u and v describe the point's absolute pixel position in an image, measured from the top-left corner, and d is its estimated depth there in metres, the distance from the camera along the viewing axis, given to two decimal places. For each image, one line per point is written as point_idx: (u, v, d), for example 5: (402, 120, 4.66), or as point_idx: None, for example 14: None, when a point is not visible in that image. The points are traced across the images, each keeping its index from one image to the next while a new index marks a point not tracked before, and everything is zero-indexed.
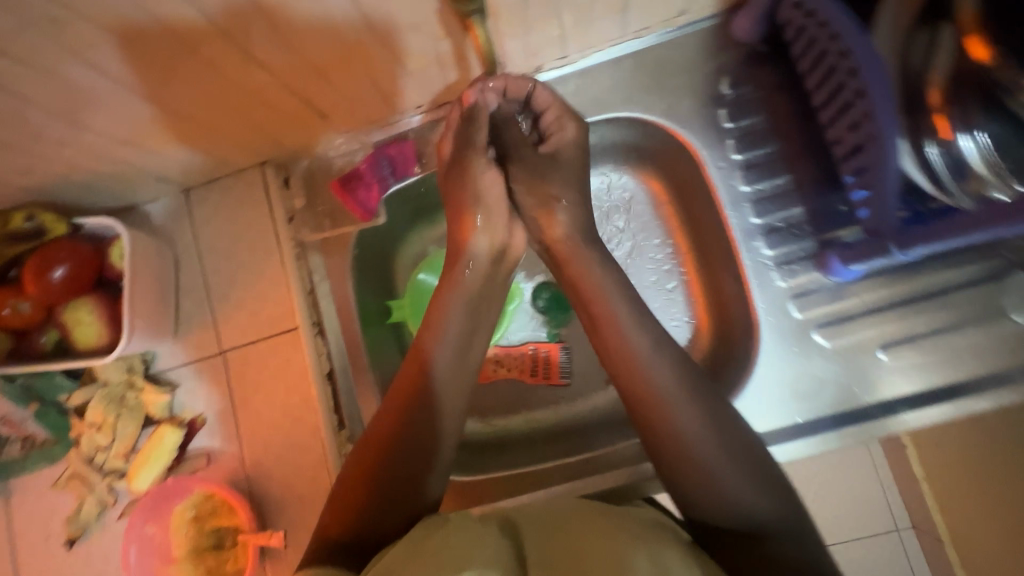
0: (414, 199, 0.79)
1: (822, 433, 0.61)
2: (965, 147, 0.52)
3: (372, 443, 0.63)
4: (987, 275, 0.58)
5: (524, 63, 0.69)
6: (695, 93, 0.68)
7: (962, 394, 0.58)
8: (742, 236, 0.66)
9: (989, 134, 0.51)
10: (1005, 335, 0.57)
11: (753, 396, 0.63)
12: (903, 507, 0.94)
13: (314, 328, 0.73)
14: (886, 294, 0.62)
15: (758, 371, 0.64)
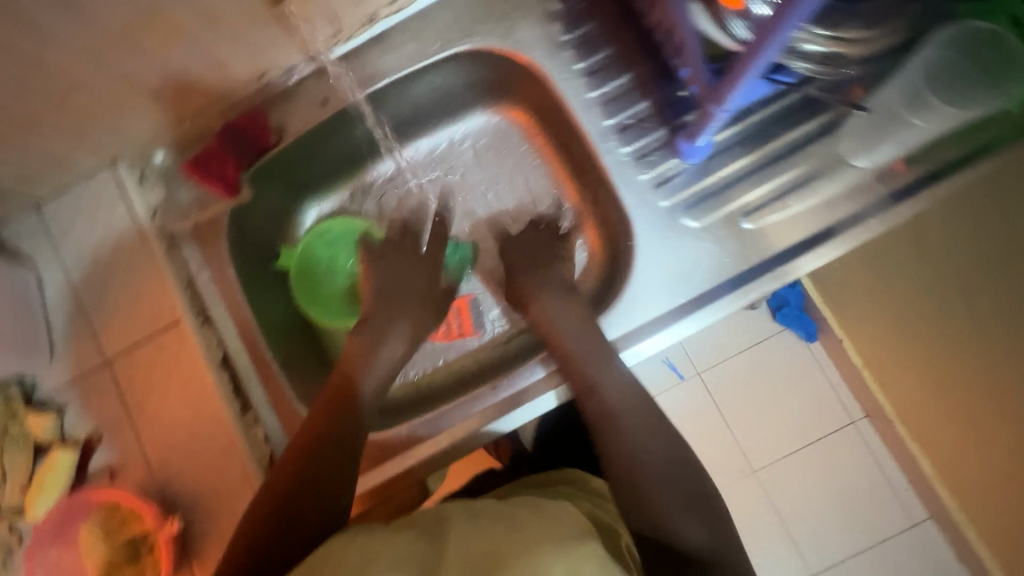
0: (283, 171, 0.74)
1: (713, 305, 0.64)
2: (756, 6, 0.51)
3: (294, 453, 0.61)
4: (826, 128, 0.65)
5: (357, 11, 0.68)
6: (530, 16, 0.71)
7: (826, 239, 0.63)
8: (598, 140, 0.70)
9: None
10: (852, 177, 0.63)
11: (641, 282, 0.66)
12: (854, 401, 1.28)
13: (198, 317, 0.69)
14: (747, 163, 0.66)
15: (640, 261, 0.66)
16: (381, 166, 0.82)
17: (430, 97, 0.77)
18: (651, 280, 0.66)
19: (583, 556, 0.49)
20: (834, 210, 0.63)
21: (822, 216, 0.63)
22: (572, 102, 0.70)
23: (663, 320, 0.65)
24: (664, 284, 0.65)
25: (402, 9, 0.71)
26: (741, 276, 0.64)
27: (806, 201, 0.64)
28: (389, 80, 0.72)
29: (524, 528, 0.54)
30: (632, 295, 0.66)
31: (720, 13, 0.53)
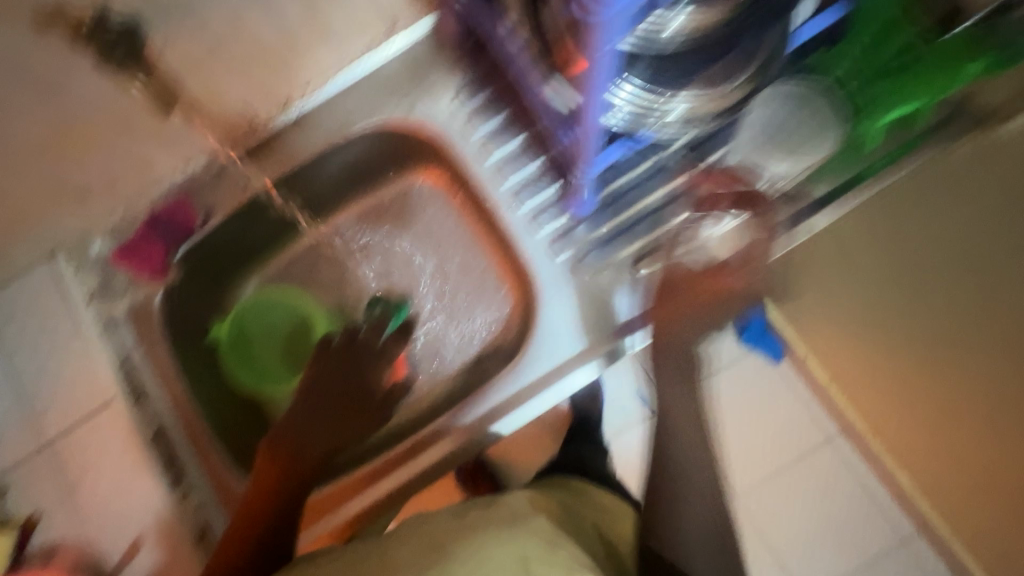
0: (212, 252, 0.79)
1: (617, 339, 0.72)
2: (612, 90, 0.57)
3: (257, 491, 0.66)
4: None
5: (268, 99, 0.73)
6: (432, 89, 0.77)
7: None
8: (500, 199, 0.76)
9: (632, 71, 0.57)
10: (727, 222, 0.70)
11: (552, 323, 0.74)
12: None
13: (132, 395, 0.73)
14: None
15: (547, 305, 0.74)
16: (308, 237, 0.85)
17: (355, 167, 0.82)
18: (558, 321, 0.74)
19: (524, 545, 0.57)
20: (729, 246, 0.68)
21: (718, 254, 0.68)
22: (474, 167, 0.77)
23: (571, 361, 0.73)
24: (576, 323, 0.70)
25: (312, 94, 0.75)
26: (636, 313, 0.71)
27: (698, 243, 0.68)
28: (310, 157, 0.78)
29: (471, 519, 0.62)
30: (544, 333, 0.74)
31: None
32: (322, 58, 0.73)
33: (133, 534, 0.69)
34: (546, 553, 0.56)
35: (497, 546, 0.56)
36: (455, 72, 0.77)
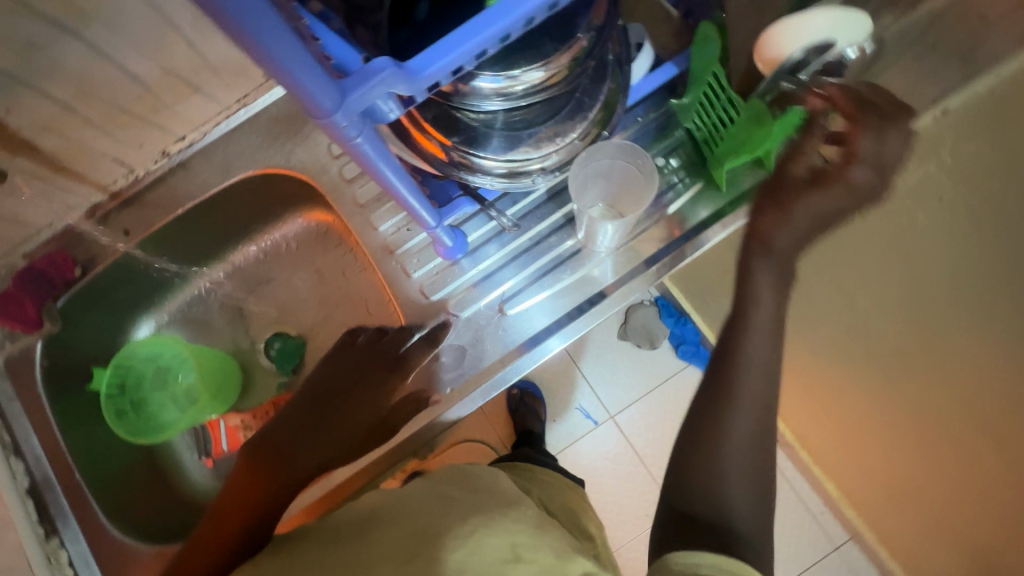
0: (97, 300, 0.80)
1: (488, 382, 0.72)
2: (453, 150, 0.61)
3: (233, 506, 0.59)
4: (566, 219, 0.73)
5: (145, 151, 0.75)
6: (308, 134, 0.79)
7: (574, 318, 0.72)
8: (373, 244, 0.76)
9: (465, 138, 0.61)
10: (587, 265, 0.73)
11: (427, 365, 0.73)
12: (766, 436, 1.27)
13: (5, 450, 0.72)
14: (503, 255, 0.73)
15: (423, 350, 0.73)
16: (203, 279, 0.89)
17: (244, 208, 0.84)
18: (432, 366, 0.73)
19: (516, 532, 0.52)
20: (610, 275, 0.72)
21: (597, 282, 0.72)
22: (352, 208, 0.78)
23: (444, 401, 0.71)
24: (449, 361, 0.72)
25: (194, 142, 0.78)
26: (509, 354, 0.72)
27: (590, 268, 0.72)
28: (194, 204, 0.79)
29: (456, 504, 0.56)
30: (416, 378, 0.72)
31: (426, 156, 0.62)
32: (196, 108, 0.74)
33: None
34: (533, 539, 0.52)
35: (487, 534, 0.50)
36: None
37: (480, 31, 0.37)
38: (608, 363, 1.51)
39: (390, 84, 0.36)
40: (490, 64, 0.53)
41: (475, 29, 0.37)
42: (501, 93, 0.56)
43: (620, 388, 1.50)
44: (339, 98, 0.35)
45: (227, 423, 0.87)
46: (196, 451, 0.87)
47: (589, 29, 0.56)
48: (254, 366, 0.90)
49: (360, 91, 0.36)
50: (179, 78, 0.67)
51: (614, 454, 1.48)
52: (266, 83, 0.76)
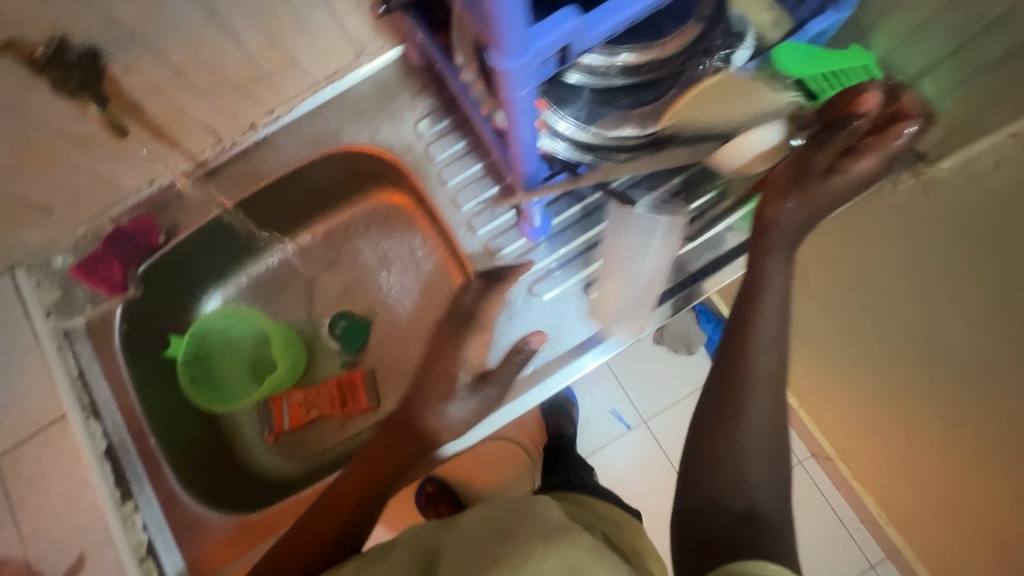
0: (178, 269, 0.81)
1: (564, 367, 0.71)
2: (560, 125, 0.60)
3: (330, 499, 0.61)
4: None
5: (233, 124, 0.77)
6: (390, 114, 0.80)
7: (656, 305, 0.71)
8: (456, 223, 0.77)
9: (570, 116, 0.60)
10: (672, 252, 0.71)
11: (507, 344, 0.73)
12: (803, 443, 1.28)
13: (85, 411, 0.73)
14: (586, 238, 0.73)
15: (503, 328, 0.73)
16: (278, 252, 0.90)
17: (322, 186, 0.85)
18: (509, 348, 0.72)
19: (572, 552, 0.51)
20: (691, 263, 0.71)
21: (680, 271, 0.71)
22: (431, 186, 0.79)
23: (524, 382, 0.71)
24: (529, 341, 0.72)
25: (280, 117, 0.80)
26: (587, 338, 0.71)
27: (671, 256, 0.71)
28: (274, 178, 0.80)
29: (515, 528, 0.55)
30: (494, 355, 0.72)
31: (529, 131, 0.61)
32: (290, 83, 0.75)
33: (78, 552, 0.69)
34: (593, 560, 0.51)
35: (546, 558, 0.50)
36: (420, 98, 0.80)
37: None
38: (642, 367, 1.51)
39: (575, 36, 0.36)
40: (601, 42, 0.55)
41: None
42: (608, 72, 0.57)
43: (654, 392, 1.49)
44: (527, 42, 0.35)
45: (289, 402, 0.86)
46: (262, 429, 0.86)
47: (698, 19, 0.58)
48: (319, 342, 0.90)
49: (547, 37, 0.35)
50: (281, 50, 0.69)
51: (648, 458, 1.47)
52: (356, 61, 0.77)
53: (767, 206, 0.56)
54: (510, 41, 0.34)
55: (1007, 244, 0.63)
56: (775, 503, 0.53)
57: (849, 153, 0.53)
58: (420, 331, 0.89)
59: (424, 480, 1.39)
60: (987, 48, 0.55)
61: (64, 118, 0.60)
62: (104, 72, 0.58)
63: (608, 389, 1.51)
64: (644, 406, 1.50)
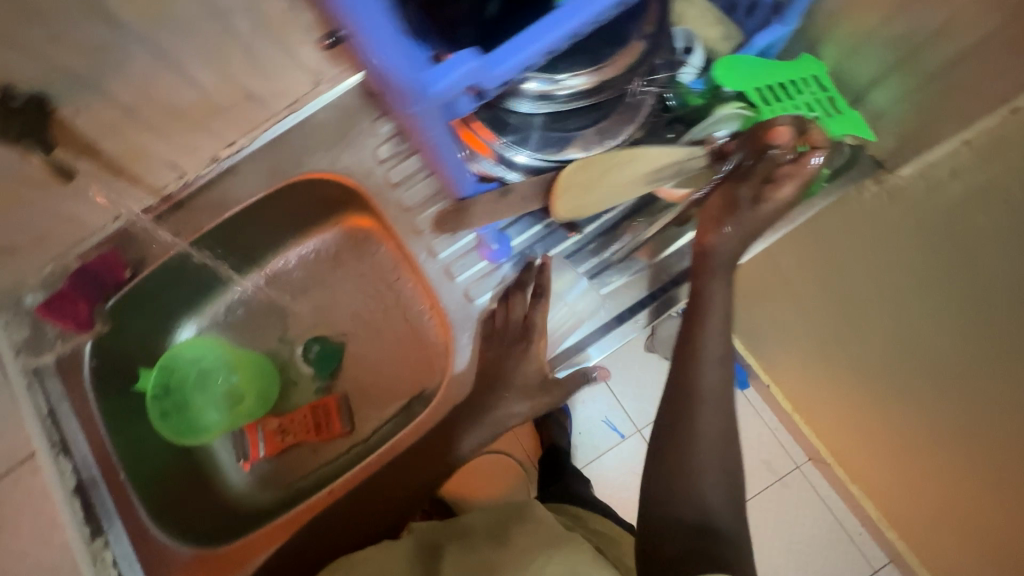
0: (149, 301, 0.82)
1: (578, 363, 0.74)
2: (508, 152, 0.61)
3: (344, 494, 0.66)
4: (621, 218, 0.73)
5: (196, 157, 0.77)
6: (351, 141, 0.80)
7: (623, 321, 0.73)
8: (418, 246, 0.77)
9: (517, 142, 0.61)
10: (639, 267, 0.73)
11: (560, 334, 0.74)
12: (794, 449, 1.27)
13: (54, 448, 0.73)
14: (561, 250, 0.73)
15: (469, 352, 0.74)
16: (255, 276, 0.90)
17: (291, 213, 0.86)
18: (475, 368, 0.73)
19: None
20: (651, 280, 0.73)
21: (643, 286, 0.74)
22: (394, 210, 0.79)
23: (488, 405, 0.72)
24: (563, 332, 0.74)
25: (243, 148, 0.80)
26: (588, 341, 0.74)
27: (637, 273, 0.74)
28: (240, 208, 0.81)
29: None
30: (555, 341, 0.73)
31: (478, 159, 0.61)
32: (250, 115, 0.76)
33: None
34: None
35: None
36: (381, 124, 0.81)
37: (563, 24, 0.38)
38: (633, 371, 1.54)
39: (473, 80, 0.37)
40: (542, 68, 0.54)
41: (556, 21, 0.38)
42: (551, 98, 0.56)
43: (645, 397, 1.50)
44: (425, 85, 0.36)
45: (264, 428, 0.87)
46: (236, 456, 0.86)
47: (642, 36, 0.57)
48: (292, 367, 0.90)
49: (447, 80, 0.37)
50: (236, 85, 0.69)
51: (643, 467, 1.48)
52: (315, 90, 0.78)
53: (705, 236, 0.61)
54: (406, 87, 0.37)
55: (968, 252, 0.63)
56: (733, 524, 0.52)
57: (771, 182, 0.58)
58: (393, 353, 0.89)
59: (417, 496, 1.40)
60: (932, 58, 0.55)
61: (15, 164, 0.61)
62: (53, 118, 0.58)
63: (599, 394, 1.53)
64: (638, 415, 1.51)
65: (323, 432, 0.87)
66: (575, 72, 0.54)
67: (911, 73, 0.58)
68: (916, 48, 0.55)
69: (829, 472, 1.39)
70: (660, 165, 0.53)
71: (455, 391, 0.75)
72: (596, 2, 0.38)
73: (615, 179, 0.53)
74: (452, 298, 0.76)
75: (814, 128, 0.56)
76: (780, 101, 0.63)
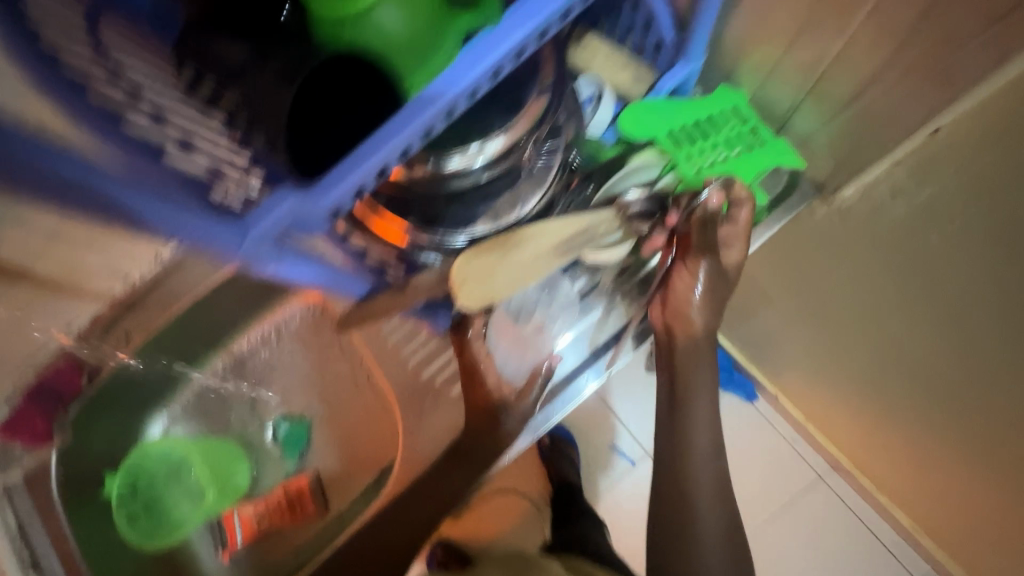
0: (112, 403, 0.83)
1: (562, 401, 0.67)
2: (426, 238, 0.58)
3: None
4: None
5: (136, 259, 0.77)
6: None
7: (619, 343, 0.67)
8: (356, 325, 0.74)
9: (434, 226, 0.58)
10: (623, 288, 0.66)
11: (519, 362, 0.66)
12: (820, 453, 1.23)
13: (25, 566, 0.71)
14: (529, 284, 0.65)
15: (432, 429, 0.71)
16: (220, 357, 0.88)
17: (244, 294, 0.84)
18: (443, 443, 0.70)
19: None
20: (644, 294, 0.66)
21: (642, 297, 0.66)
22: None
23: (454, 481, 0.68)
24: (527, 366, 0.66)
25: None
26: (573, 373, 0.67)
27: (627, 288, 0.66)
28: (186, 301, 0.79)
29: None
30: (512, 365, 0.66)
31: (394, 247, 0.58)
32: None
33: None
34: None
35: None
36: None
37: (400, 129, 0.37)
38: (635, 393, 1.49)
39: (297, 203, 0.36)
40: (441, 151, 0.51)
41: (393, 128, 0.37)
42: (453, 174, 0.53)
43: (649, 419, 1.45)
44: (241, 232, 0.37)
45: (240, 514, 0.87)
46: (213, 547, 0.86)
47: (541, 92, 0.54)
48: (261, 449, 0.90)
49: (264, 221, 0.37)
50: None
51: None
52: None
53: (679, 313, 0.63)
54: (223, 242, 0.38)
55: (939, 261, 0.58)
56: None
57: (721, 247, 0.61)
58: (364, 423, 0.85)
59: (431, 545, 1.36)
60: (840, 85, 0.52)
61: None
62: None
63: (603, 421, 1.49)
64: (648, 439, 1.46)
65: (294, 508, 0.86)
66: (477, 144, 0.52)
67: (824, 99, 0.55)
68: (821, 76, 0.52)
69: (857, 481, 1.30)
70: (568, 236, 0.54)
71: (419, 468, 0.71)
72: (439, 98, 0.38)
73: (525, 257, 0.53)
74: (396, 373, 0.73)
75: (737, 184, 0.58)
76: (698, 140, 0.60)
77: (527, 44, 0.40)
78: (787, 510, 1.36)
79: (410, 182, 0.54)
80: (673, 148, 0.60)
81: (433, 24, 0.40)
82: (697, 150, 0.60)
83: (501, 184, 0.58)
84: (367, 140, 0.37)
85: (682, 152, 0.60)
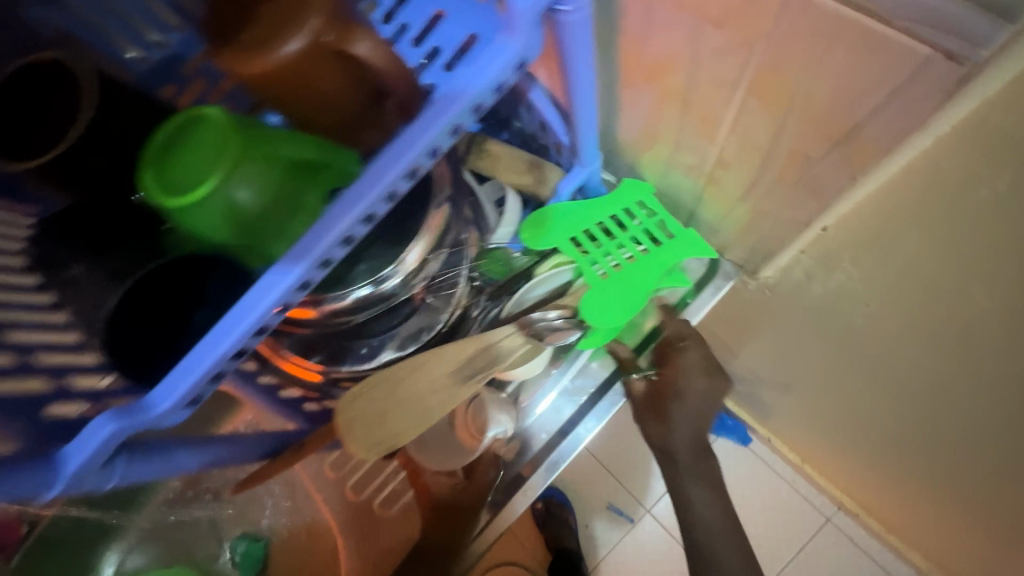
0: (60, 540, 0.80)
1: (548, 460, 0.65)
2: (337, 370, 0.57)
3: None
4: None
5: None
6: None
7: (599, 402, 0.66)
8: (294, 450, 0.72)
9: (347, 358, 0.57)
10: (580, 363, 0.66)
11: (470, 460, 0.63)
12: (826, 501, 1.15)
13: None
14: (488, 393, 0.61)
15: (379, 551, 0.69)
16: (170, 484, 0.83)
17: None
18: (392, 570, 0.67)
19: None
20: (604, 368, 0.66)
21: (602, 371, 0.66)
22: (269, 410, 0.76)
23: None
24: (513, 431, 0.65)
25: None
26: (557, 432, 0.66)
27: (590, 359, 0.66)
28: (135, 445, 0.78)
29: None
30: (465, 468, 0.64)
31: (307, 384, 0.58)
32: None
33: None
34: None
35: None
36: None
37: (325, 233, 0.37)
38: (637, 452, 1.37)
39: (126, 422, 0.33)
40: (341, 283, 0.51)
41: (289, 265, 0.37)
42: (361, 303, 0.53)
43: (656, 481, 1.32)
44: (59, 468, 0.32)
45: None
46: None
47: (440, 204, 0.54)
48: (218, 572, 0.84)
49: (89, 450, 0.33)
50: None
51: (663, 548, 1.34)
52: None
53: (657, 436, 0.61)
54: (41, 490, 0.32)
55: (879, 327, 0.56)
56: None
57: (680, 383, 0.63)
58: (319, 535, 0.81)
59: None
60: (728, 184, 0.51)
61: None
62: None
63: (603, 483, 1.38)
64: (647, 494, 1.36)
65: None
66: (380, 273, 0.52)
67: (719, 194, 0.54)
68: (710, 176, 0.52)
69: (865, 520, 1.23)
70: (466, 358, 0.51)
71: None
72: (416, 141, 0.37)
73: (418, 389, 0.48)
74: (339, 495, 0.70)
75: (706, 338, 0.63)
76: (607, 240, 0.59)
77: (375, 209, 0.39)
78: (797, 559, 1.28)
79: (317, 318, 0.53)
80: (577, 254, 0.58)
81: (283, 191, 0.39)
82: (602, 251, 0.58)
83: (410, 309, 0.58)
84: (214, 329, 0.36)
85: (586, 256, 0.58)
